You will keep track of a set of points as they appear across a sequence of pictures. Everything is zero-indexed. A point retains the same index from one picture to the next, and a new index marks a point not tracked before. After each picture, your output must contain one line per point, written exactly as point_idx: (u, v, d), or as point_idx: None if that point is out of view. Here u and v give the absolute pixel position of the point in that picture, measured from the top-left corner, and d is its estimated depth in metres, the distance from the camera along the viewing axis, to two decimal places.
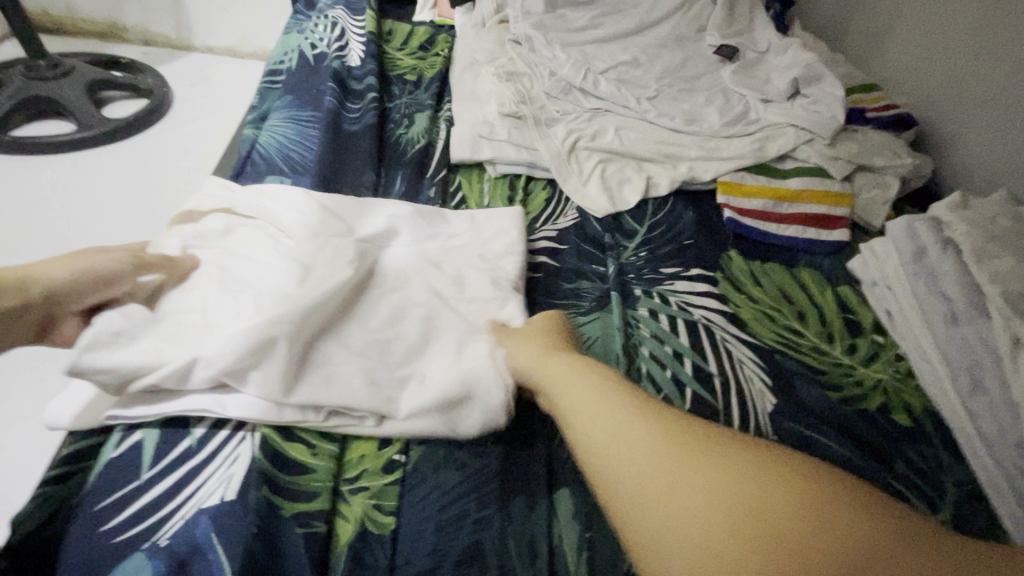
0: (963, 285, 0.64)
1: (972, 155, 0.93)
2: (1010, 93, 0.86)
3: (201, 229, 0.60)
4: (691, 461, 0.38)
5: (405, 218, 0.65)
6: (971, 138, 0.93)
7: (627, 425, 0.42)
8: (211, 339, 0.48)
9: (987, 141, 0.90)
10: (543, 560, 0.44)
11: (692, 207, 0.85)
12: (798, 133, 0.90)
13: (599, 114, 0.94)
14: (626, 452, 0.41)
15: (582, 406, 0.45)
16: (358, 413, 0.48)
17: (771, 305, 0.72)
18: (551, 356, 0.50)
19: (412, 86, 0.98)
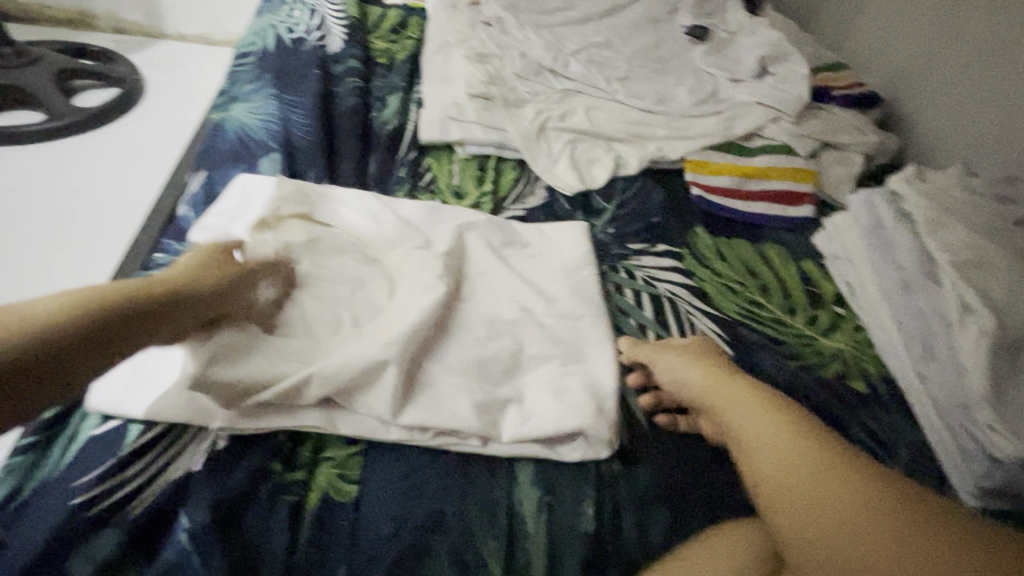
0: (916, 255, 0.66)
1: (935, 131, 0.95)
2: (970, 69, 0.88)
3: (289, 233, 0.58)
4: (814, 443, 0.45)
5: (364, 198, 0.64)
6: (934, 115, 0.95)
7: (757, 408, 0.49)
8: (321, 354, 0.49)
9: (948, 118, 0.92)
10: (503, 523, 0.45)
11: (661, 186, 0.86)
12: (765, 112, 0.92)
13: (570, 95, 0.95)
14: (753, 427, 0.48)
15: (712, 390, 0.52)
16: (342, 406, 0.48)
17: (736, 278, 0.74)
18: (691, 348, 0.56)
19: (384, 69, 0.97)
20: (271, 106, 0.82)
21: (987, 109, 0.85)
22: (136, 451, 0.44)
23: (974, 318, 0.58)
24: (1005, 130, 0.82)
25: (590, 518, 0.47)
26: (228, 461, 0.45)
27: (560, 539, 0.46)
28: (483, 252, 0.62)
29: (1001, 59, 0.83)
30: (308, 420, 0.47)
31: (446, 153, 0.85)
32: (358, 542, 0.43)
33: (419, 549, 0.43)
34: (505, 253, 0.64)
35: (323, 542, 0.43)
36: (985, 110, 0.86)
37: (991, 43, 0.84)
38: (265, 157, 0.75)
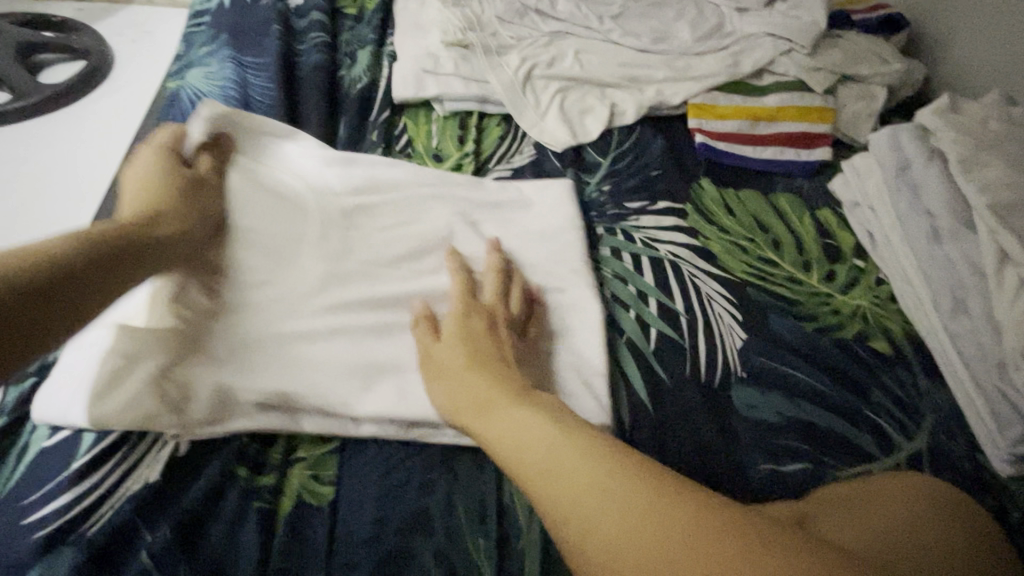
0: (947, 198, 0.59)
1: (968, 54, 0.84)
2: None
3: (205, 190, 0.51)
4: (589, 449, 0.35)
5: (338, 163, 0.57)
6: (968, 36, 0.84)
7: (526, 416, 0.39)
8: (262, 352, 0.45)
9: (983, 38, 0.82)
10: (492, 521, 0.42)
11: (662, 135, 0.78)
12: (775, 44, 0.82)
13: (559, 38, 0.85)
14: (522, 439, 0.37)
15: (473, 391, 0.42)
16: (303, 408, 0.44)
17: (744, 235, 0.67)
18: (451, 331, 0.46)
19: (353, 19, 0.88)
20: (228, 70, 0.74)
21: None
22: (90, 463, 0.41)
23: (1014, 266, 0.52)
24: None
25: None
26: (196, 473, 0.42)
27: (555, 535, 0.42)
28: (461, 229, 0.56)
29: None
30: (273, 419, 0.44)
31: (423, 112, 0.77)
32: (336, 547, 0.40)
33: (403, 553, 0.40)
34: (482, 222, 0.58)
35: (298, 551, 0.40)
36: None
37: None
38: None
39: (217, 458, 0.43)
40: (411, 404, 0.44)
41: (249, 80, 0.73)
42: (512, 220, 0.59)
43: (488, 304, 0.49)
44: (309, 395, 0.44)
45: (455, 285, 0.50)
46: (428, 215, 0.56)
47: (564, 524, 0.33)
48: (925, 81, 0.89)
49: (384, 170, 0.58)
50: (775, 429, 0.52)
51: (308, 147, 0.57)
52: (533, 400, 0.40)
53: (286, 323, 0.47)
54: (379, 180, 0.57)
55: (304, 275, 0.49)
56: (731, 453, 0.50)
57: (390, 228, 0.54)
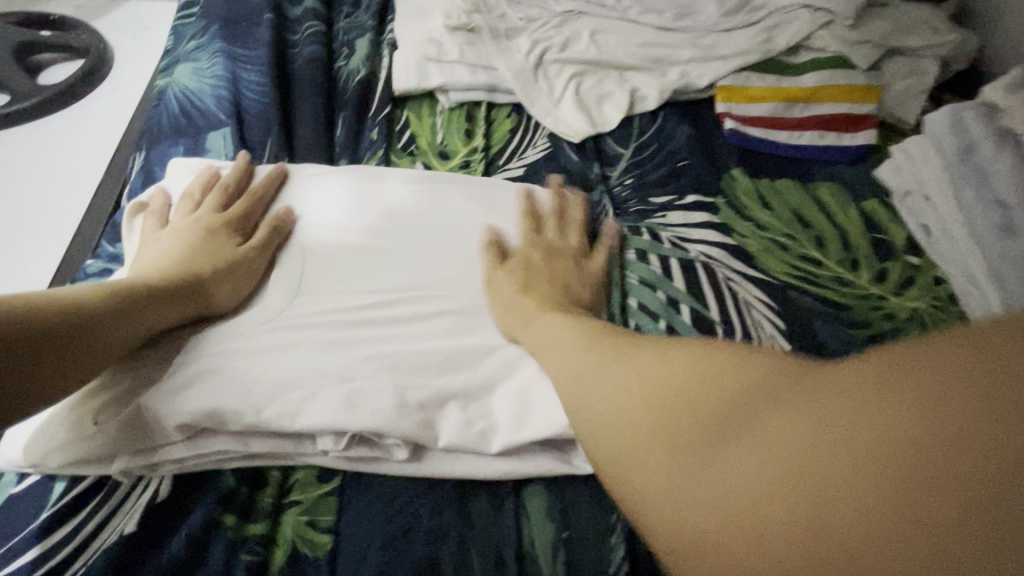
0: None
1: None
2: None
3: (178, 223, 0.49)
4: (586, 338, 0.40)
5: (344, 181, 0.53)
6: None
7: (560, 319, 0.43)
8: (250, 368, 0.40)
9: None
10: (511, 573, 0.37)
11: (687, 121, 0.71)
12: (813, 16, 0.74)
13: (572, 18, 0.79)
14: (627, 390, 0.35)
15: (518, 305, 0.45)
16: (297, 436, 0.40)
17: (783, 231, 0.61)
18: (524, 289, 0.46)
19: (351, 6, 0.82)
20: (217, 66, 0.69)
21: None
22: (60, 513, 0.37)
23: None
24: None
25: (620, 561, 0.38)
26: (182, 519, 0.38)
27: None
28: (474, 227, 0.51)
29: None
30: (264, 445, 0.39)
31: (426, 104, 0.71)
32: None
33: None
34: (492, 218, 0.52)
35: None
36: None
37: None
38: (213, 130, 0.63)
39: (201, 503, 0.38)
40: (418, 438, 0.39)
41: (240, 78, 0.68)
42: (526, 222, 0.53)
43: (550, 241, 0.52)
44: (300, 412, 0.39)
45: (421, 225, 0.51)
46: (448, 235, 0.50)
47: (609, 442, 0.34)
48: (979, 53, 0.81)
49: (402, 190, 0.53)
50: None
51: (327, 172, 0.54)
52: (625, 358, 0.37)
53: (278, 333, 0.43)
54: (398, 208, 0.52)
55: (313, 300, 0.45)
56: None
57: (396, 234, 0.50)
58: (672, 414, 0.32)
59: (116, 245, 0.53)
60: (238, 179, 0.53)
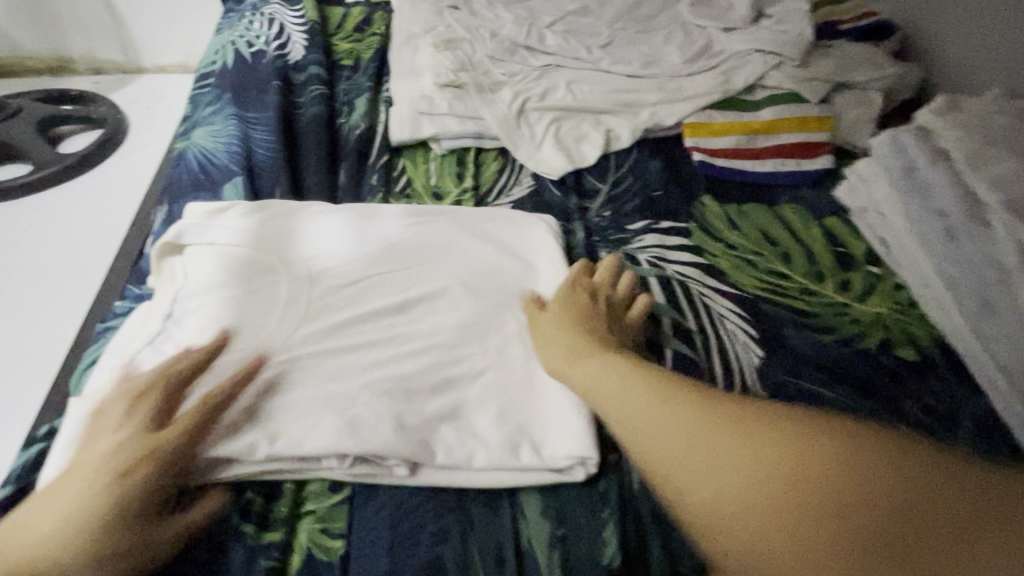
0: (959, 198, 0.58)
1: (966, 51, 0.83)
2: None
3: (193, 268, 0.54)
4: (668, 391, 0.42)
5: (347, 225, 0.59)
6: (964, 34, 0.83)
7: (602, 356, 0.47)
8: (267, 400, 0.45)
9: (979, 36, 0.81)
10: (511, 570, 0.40)
11: (659, 156, 0.78)
12: (765, 59, 0.83)
13: (550, 71, 0.87)
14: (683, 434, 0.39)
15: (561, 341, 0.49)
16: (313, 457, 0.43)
17: (752, 249, 0.66)
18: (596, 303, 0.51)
19: (351, 70, 0.91)
20: (231, 127, 0.77)
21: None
22: None
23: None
24: None
25: (613, 550, 0.41)
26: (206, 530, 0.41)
27: None
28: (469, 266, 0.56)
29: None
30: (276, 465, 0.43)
31: (421, 152, 0.79)
32: None
33: None
34: (481, 248, 0.58)
35: None
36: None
37: None
38: (228, 183, 0.70)
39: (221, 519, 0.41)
40: (418, 450, 0.43)
41: (254, 137, 0.75)
42: (520, 253, 0.58)
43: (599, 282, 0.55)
44: (312, 438, 0.43)
45: (421, 261, 0.56)
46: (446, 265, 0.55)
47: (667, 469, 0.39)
48: (925, 81, 0.88)
49: (398, 230, 0.59)
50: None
51: (330, 212, 0.60)
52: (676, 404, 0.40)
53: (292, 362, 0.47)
54: (394, 244, 0.57)
55: (320, 324, 0.50)
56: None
57: (398, 271, 0.55)
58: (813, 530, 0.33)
59: (142, 287, 0.58)
60: (244, 227, 0.57)
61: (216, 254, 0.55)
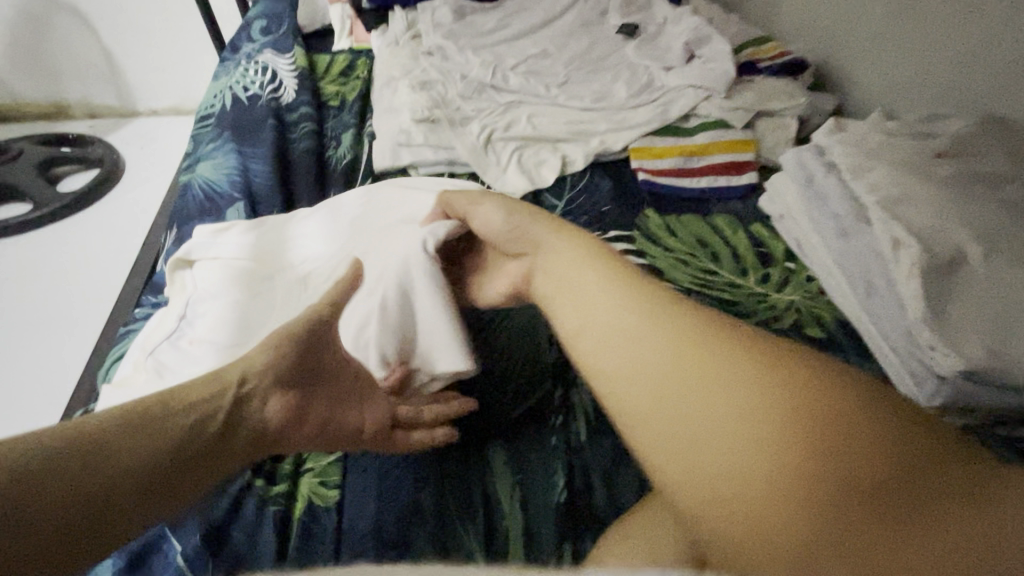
0: (847, 202, 0.70)
1: (867, 82, 0.97)
2: (886, 20, 0.91)
3: (199, 281, 0.63)
4: (668, 323, 0.43)
5: (326, 228, 0.68)
6: (864, 68, 0.97)
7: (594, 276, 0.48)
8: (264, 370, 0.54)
9: (875, 69, 0.95)
10: (480, 509, 0.48)
11: (609, 176, 0.90)
12: (697, 92, 0.96)
13: (513, 107, 1.00)
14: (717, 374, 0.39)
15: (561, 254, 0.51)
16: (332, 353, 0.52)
17: (687, 251, 0.77)
18: (561, 235, 0.52)
19: (337, 110, 1.03)
20: (232, 160, 0.87)
21: (909, 51, 0.87)
22: None
23: (902, 245, 0.61)
24: (929, 69, 0.85)
25: (562, 488, 0.50)
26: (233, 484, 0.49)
27: (534, 516, 0.48)
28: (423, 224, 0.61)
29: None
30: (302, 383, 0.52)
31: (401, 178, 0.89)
32: (343, 541, 0.46)
33: (400, 543, 0.46)
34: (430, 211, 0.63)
35: (311, 545, 0.46)
36: (908, 51, 0.88)
37: None
38: (230, 207, 0.80)
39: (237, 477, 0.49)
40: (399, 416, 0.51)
41: (252, 169, 0.86)
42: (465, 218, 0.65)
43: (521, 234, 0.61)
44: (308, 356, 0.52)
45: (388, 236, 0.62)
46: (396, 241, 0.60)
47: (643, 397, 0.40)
48: (838, 108, 1.02)
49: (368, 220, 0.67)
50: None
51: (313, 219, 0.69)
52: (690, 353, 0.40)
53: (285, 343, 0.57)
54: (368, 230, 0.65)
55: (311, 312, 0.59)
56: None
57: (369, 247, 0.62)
58: (784, 461, 0.34)
59: (157, 297, 0.66)
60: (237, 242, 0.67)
61: (215, 266, 0.64)
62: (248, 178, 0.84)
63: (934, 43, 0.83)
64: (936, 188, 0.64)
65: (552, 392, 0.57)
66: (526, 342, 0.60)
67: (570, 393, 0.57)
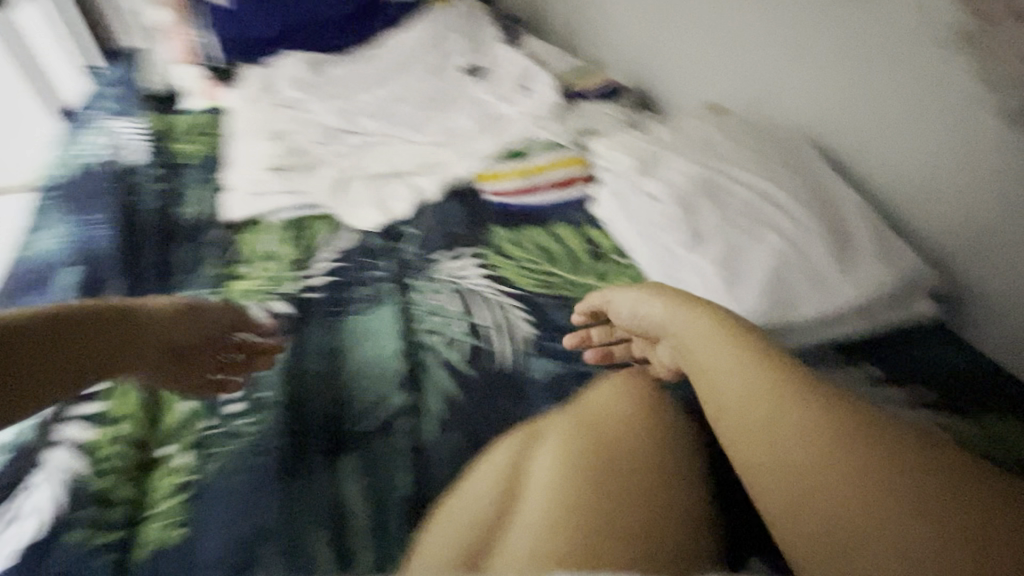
0: (661, 188, 0.77)
1: (684, 87, 1.13)
2: (707, 30, 1.04)
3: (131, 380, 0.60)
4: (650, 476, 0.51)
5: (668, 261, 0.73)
6: (681, 74, 1.13)
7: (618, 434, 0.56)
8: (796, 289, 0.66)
9: (693, 74, 1.10)
10: (327, 514, 0.52)
11: (459, 199, 0.98)
12: (530, 120, 1.08)
13: (368, 148, 1.06)
14: (731, 377, 0.52)
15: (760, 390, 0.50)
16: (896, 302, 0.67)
17: (530, 258, 0.87)
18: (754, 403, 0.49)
19: (191, 167, 1.04)
20: (74, 230, 0.85)
21: (724, 57, 1.01)
22: None
23: (672, 231, 0.74)
24: (738, 62, 0.98)
25: (408, 481, 0.55)
26: (86, 530, 0.49)
27: (383, 512, 0.52)
28: (749, 265, 0.68)
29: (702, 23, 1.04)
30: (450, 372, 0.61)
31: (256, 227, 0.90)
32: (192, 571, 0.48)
33: (250, 561, 0.48)
34: (781, 252, 0.67)
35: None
36: (722, 57, 1.02)
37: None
38: (67, 274, 0.76)
39: (83, 521, 0.50)
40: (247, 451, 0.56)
41: (109, 224, 0.85)
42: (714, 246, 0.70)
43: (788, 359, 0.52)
44: (864, 305, 0.65)
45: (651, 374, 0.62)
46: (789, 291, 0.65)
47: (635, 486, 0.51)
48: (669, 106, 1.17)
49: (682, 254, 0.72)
50: (562, 383, 0.65)
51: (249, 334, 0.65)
52: (775, 363, 0.51)
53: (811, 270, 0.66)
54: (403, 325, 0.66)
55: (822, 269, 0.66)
56: (525, 408, 0.62)
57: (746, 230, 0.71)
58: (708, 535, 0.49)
59: None
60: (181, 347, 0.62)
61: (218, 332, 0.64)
62: (108, 232, 0.83)
63: (730, 59, 1.00)
64: (719, 178, 0.76)
65: (402, 399, 0.62)
66: (379, 362, 0.66)
67: (419, 401, 0.63)
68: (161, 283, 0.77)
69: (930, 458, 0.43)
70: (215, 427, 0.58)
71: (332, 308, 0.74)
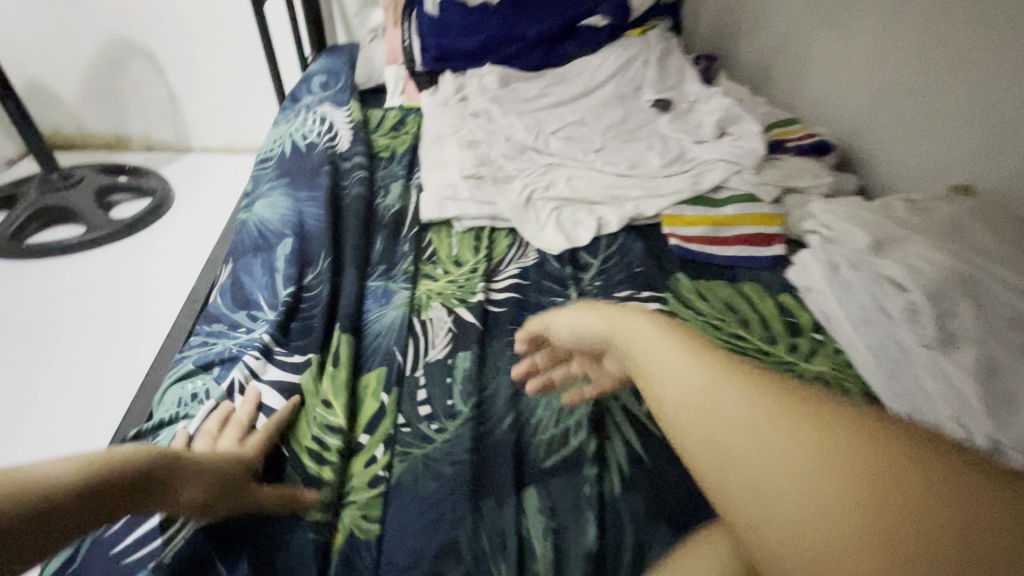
0: (903, 275, 0.67)
1: (903, 167, 0.99)
2: (954, 115, 0.88)
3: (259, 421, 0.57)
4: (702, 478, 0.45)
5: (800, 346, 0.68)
6: (902, 151, 0.99)
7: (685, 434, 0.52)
8: None
9: (920, 153, 0.95)
10: (510, 549, 0.50)
11: (641, 239, 0.95)
12: (726, 166, 1.01)
13: (553, 170, 1.06)
14: (674, 368, 0.40)
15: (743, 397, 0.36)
16: None
17: (716, 316, 0.81)
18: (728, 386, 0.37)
19: (387, 161, 1.11)
20: (288, 202, 0.92)
21: (972, 146, 0.86)
22: None
23: (909, 326, 0.65)
24: (993, 157, 0.83)
25: (594, 533, 0.52)
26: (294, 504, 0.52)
27: (566, 563, 0.50)
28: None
29: (940, 92, 0.89)
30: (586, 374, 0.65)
31: (444, 229, 0.93)
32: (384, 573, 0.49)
33: None
34: None
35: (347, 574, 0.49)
36: (968, 146, 0.87)
37: (988, 85, 0.82)
38: (280, 243, 0.81)
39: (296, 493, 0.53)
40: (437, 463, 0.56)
41: (320, 203, 0.90)
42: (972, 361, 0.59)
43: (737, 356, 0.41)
44: None
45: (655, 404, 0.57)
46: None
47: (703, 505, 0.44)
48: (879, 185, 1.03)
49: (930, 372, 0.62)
50: None
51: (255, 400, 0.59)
52: (703, 351, 0.41)
53: None
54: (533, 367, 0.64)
55: None
56: None
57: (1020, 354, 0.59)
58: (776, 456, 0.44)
59: (211, 325, 0.70)
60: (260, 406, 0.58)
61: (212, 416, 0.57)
62: (319, 210, 0.88)
63: (981, 150, 0.84)
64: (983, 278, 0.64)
65: (588, 442, 0.59)
66: (564, 394, 0.64)
67: (605, 448, 0.59)
68: (360, 265, 0.79)
69: (926, 451, 0.31)
70: (408, 426, 0.60)
71: (515, 329, 0.73)
